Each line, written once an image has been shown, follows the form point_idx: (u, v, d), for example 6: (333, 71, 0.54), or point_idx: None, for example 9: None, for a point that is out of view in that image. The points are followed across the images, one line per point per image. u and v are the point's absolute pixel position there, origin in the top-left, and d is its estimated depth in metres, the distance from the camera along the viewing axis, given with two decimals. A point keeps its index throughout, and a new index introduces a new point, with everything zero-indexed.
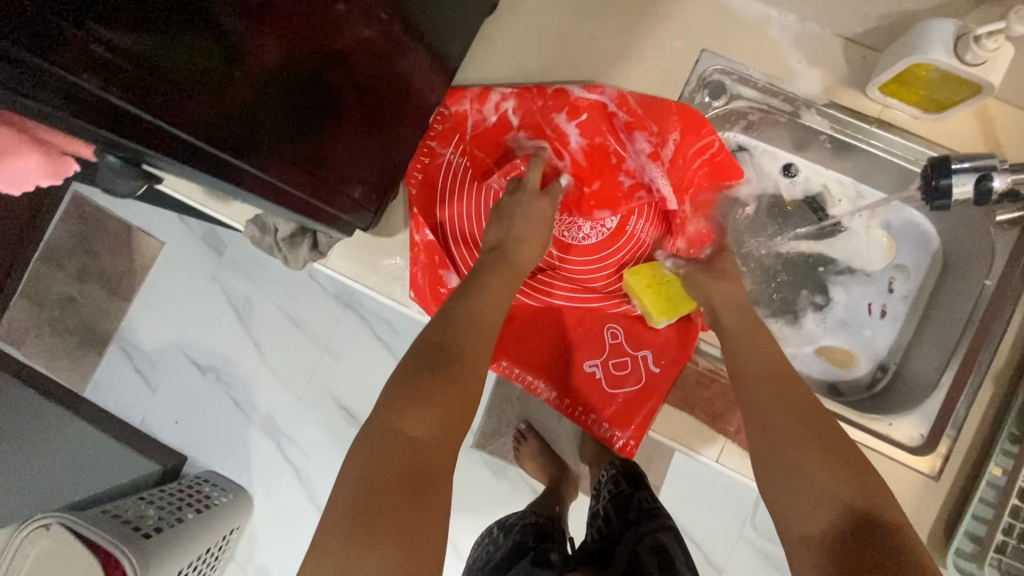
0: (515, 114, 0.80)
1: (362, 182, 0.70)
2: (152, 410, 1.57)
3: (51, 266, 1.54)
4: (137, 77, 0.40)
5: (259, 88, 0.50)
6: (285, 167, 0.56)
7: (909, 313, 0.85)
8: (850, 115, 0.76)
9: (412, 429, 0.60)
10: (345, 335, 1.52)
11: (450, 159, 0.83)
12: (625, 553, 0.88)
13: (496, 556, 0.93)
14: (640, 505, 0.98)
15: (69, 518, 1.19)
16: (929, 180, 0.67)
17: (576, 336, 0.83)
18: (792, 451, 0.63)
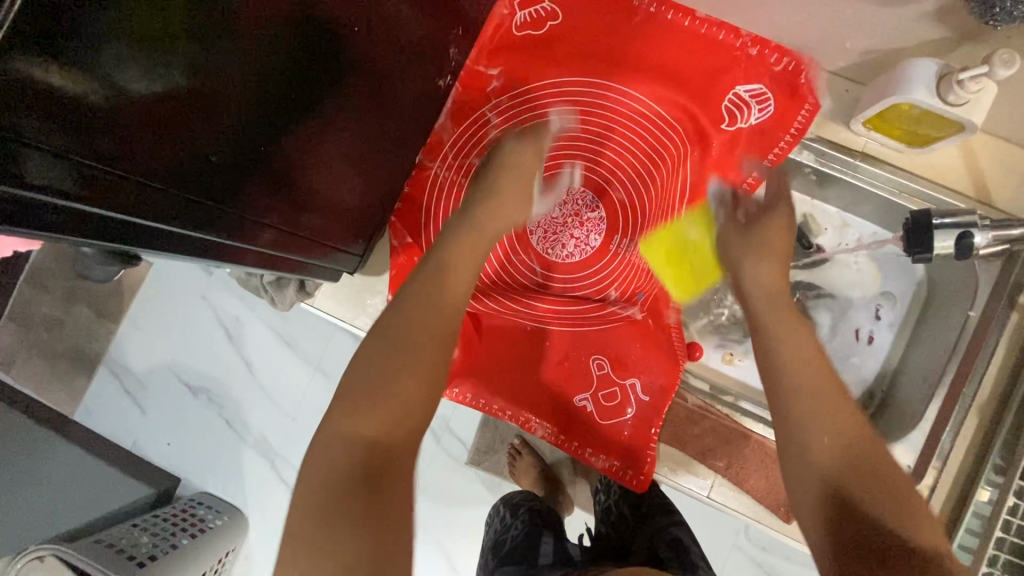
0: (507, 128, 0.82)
1: (346, 232, 0.72)
2: (143, 432, 1.55)
3: (37, 288, 1.52)
4: (126, 187, 0.41)
5: (235, 163, 0.50)
6: (259, 228, 0.56)
7: (895, 340, 0.85)
8: (834, 149, 0.77)
9: (364, 406, 0.58)
10: (338, 353, 1.52)
11: (437, 173, 0.81)
12: (641, 550, 0.93)
13: (511, 541, 0.99)
14: (651, 500, 1.03)
15: (64, 552, 1.20)
16: (912, 233, 0.72)
17: (564, 370, 0.82)
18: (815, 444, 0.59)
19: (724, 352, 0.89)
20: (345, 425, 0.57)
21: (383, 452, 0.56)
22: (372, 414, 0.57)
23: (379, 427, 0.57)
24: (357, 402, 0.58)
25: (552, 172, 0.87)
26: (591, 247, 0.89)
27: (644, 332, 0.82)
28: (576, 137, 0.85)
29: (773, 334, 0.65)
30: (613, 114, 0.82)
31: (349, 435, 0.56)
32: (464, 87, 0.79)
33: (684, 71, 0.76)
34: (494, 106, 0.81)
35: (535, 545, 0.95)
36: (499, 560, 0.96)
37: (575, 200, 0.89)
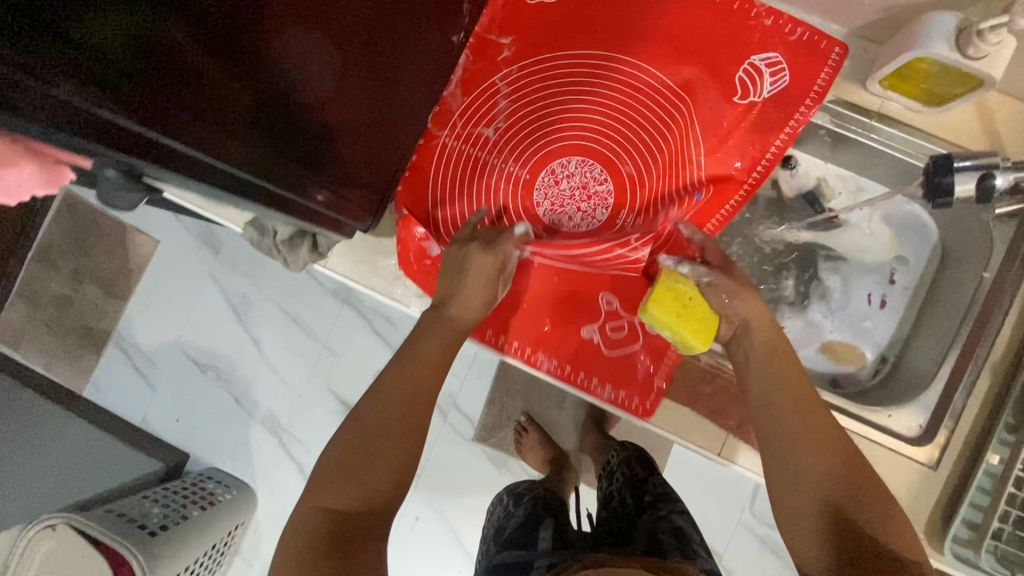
0: (517, 96, 0.79)
1: (370, 188, 0.69)
2: (152, 409, 1.56)
3: (45, 267, 1.53)
4: (124, 87, 0.39)
5: (242, 81, 0.48)
6: (281, 171, 0.56)
7: (908, 304, 0.85)
8: (852, 110, 0.77)
9: (370, 417, 0.70)
10: (345, 330, 1.53)
11: (445, 142, 0.78)
12: (643, 535, 0.91)
13: (511, 527, 1.01)
14: (655, 489, 1.01)
15: (77, 521, 1.18)
16: (931, 178, 0.69)
17: (570, 307, 0.80)
18: (820, 475, 0.67)
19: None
20: (322, 499, 0.66)
21: (352, 525, 0.65)
22: (342, 488, 0.67)
23: (343, 500, 0.66)
24: (332, 477, 0.68)
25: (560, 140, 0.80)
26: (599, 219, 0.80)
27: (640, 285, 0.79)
28: (584, 106, 0.79)
29: (768, 376, 0.72)
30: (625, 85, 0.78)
31: (324, 504, 0.66)
32: (475, 56, 0.77)
33: (695, 50, 0.76)
34: (505, 75, 0.78)
35: (534, 533, 0.94)
36: (499, 547, 0.96)
37: (583, 171, 0.81)
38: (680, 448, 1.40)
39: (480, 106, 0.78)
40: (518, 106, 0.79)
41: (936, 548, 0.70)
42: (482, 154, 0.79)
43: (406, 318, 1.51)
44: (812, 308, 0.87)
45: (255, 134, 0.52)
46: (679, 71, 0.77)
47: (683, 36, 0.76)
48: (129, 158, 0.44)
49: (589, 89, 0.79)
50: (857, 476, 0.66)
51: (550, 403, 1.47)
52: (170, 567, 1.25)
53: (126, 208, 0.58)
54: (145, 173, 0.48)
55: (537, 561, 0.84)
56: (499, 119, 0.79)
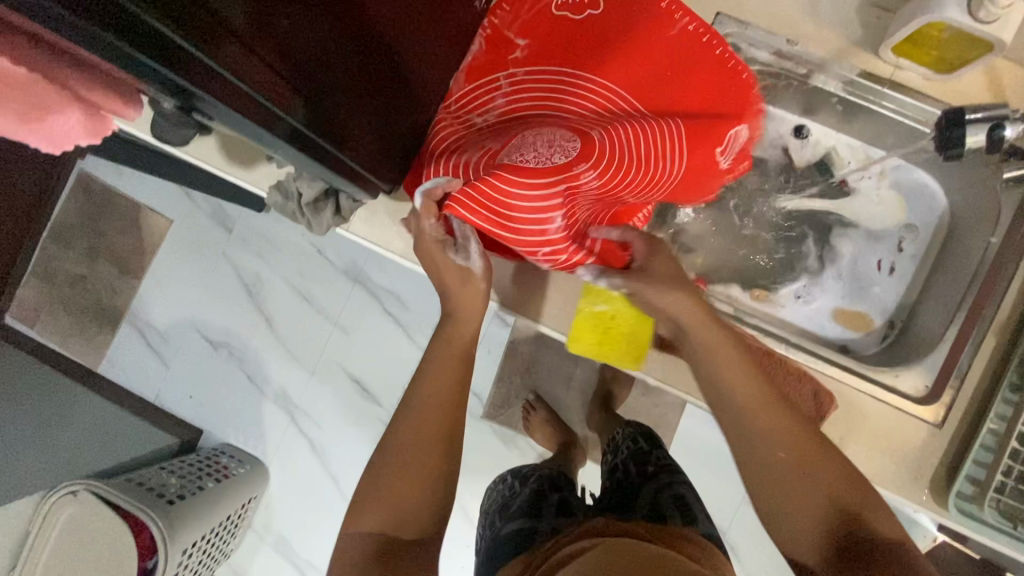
0: (517, 92, 0.72)
1: (390, 161, 0.70)
2: (166, 386, 1.49)
3: (60, 245, 1.50)
4: (183, 5, 0.39)
5: (288, 20, 0.48)
6: (315, 113, 0.54)
7: (917, 271, 0.88)
8: (864, 78, 0.78)
9: (404, 441, 0.67)
10: (355, 309, 1.47)
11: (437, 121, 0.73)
12: (645, 502, 0.87)
13: (514, 502, 0.92)
14: (658, 460, 0.98)
15: (97, 487, 1.17)
16: (944, 131, 0.73)
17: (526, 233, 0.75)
18: (797, 470, 0.62)
19: (753, 290, 0.90)
20: (360, 523, 0.64)
21: (399, 548, 0.63)
22: (379, 510, 0.64)
23: (384, 522, 0.64)
24: (367, 498, 0.65)
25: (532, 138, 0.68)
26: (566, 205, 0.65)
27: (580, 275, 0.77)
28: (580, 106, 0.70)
29: (708, 365, 0.67)
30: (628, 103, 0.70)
31: (363, 528, 0.64)
32: (488, 46, 0.73)
33: (699, 90, 0.71)
34: (511, 74, 0.72)
35: (540, 501, 0.88)
36: (503, 520, 0.88)
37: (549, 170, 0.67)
38: (686, 426, 1.41)
39: (478, 96, 0.73)
40: (513, 106, 0.72)
41: (942, 504, 0.72)
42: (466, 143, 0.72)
43: (418, 296, 1.45)
44: (824, 275, 0.90)
45: (297, 78, 0.51)
46: (679, 104, 0.71)
47: (695, 71, 0.70)
48: (181, 81, 0.43)
49: (588, 92, 0.70)
50: (835, 465, 0.62)
51: (557, 380, 1.48)
52: (189, 532, 1.21)
53: (179, 139, 0.63)
54: (198, 106, 0.49)
55: (540, 529, 0.79)
56: (493, 112, 0.73)
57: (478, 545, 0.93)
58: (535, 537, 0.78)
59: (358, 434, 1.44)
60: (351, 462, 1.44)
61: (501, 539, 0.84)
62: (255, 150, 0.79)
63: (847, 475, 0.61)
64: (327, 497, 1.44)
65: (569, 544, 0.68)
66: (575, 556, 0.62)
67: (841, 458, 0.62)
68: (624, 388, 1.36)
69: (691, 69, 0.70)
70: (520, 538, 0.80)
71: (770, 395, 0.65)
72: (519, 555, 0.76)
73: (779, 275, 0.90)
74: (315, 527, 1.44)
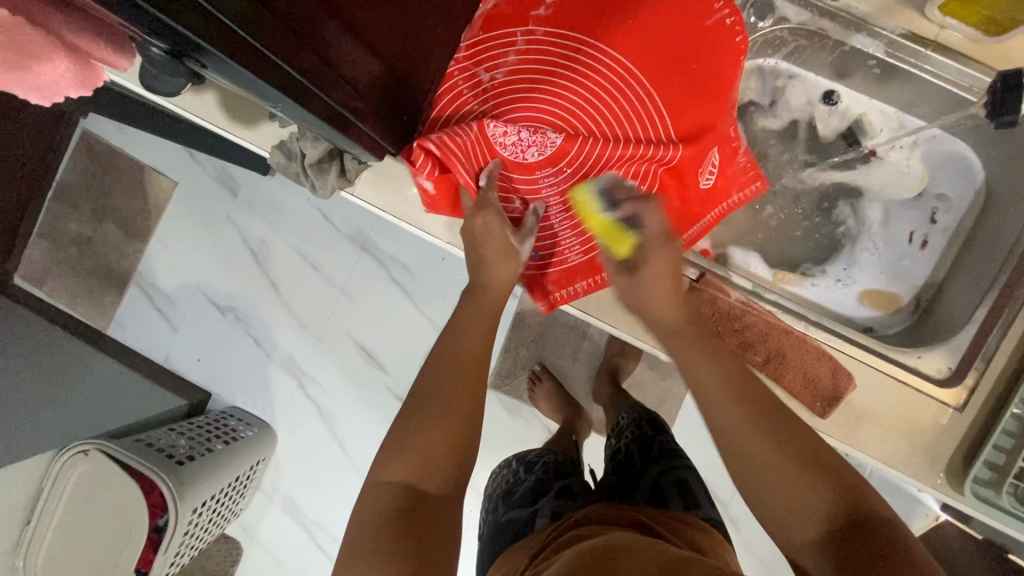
0: (532, 56, 0.70)
1: (395, 127, 0.67)
2: (174, 348, 1.49)
3: (64, 206, 1.47)
4: None
5: None
6: (321, 73, 0.51)
7: (948, 247, 0.85)
8: (905, 38, 0.77)
9: (446, 390, 0.69)
10: (362, 276, 1.45)
11: (452, 75, 0.70)
12: (647, 486, 0.84)
13: (518, 490, 0.88)
14: (660, 444, 0.94)
15: (106, 447, 1.16)
16: (996, 101, 0.70)
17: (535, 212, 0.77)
18: (790, 481, 0.60)
19: (778, 270, 0.87)
20: (386, 472, 0.64)
21: (425, 500, 0.63)
22: (406, 461, 0.65)
23: (411, 473, 0.64)
24: (397, 448, 0.66)
25: (539, 114, 0.69)
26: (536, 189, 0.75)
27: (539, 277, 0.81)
28: (576, 87, 0.70)
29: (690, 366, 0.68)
30: (634, 92, 0.71)
31: (393, 478, 0.64)
32: None
33: (700, 111, 0.73)
34: (529, 31, 0.70)
35: (545, 490, 0.84)
36: (504, 508, 0.86)
37: (543, 147, 0.71)
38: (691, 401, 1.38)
39: (490, 49, 0.70)
40: (521, 67, 0.70)
41: (958, 488, 0.70)
42: (475, 110, 0.70)
43: (425, 264, 1.43)
44: (854, 251, 0.88)
45: (301, 31, 0.49)
46: (678, 112, 0.72)
47: (713, 76, 0.73)
48: (186, 33, 0.41)
49: (591, 74, 0.70)
50: (826, 470, 0.60)
51: (563, 353, 1.45)
52: (201, 494, 1.21)
53: (172, 91, 0.58)
54: (202, 59, 0.46)
55: (539, 515, 0.78)
56: (501, 70, 0.70)
57: (481, 527, 0.91)
58: (534, 524, 0.77)
59: (365, 400, 1.45)
60: (362, 429, 1.45)
61: (502, 524, 0.82)
62: (256, 108, 0.76)
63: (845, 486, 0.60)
64: (336, 461, 1.45)
65: (569, 532, 0.67)
66: (575, 542, 0.61)
67: (840, 464, 0.62)
68: (631, 361, 1.36)
69: (703, 83, 0.72)
70: (520, 524, 0.79)
71: (762, 406, 0.64)
72: (519, 539, 0.76)
73: (798, 248, 0.88)
74: (319, 488, 1.46)
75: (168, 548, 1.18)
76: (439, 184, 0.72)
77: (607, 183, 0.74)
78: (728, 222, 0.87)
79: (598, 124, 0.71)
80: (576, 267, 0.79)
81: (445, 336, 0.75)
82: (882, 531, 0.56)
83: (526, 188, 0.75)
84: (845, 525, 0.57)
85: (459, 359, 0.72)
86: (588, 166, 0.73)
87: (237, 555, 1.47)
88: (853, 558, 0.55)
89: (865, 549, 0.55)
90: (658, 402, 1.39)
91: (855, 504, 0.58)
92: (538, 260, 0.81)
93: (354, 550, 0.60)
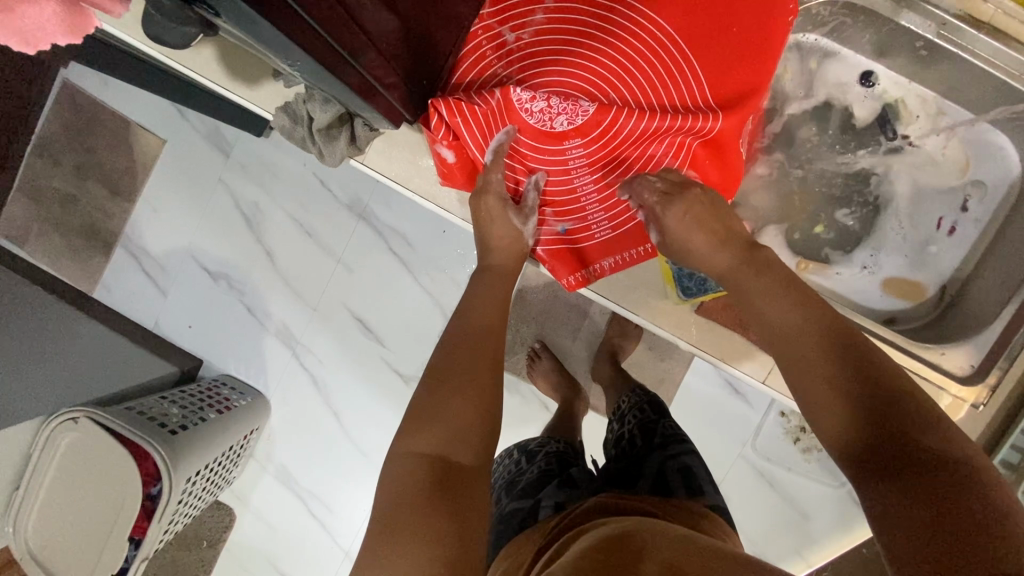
0: (562, 14, 0.65)
1: (411, 91, 0.63)
2: (164, 313, 1.44)
3: (46, 161, 1.39)
4: None
5: None
6: (346, 32, 0.49)
7: (979, 236, 0.83)
8: (956, 18, 0.74)
9: (469, 365, 0.65)
10: (361, 246, 1.40)
11: (477, 36, 0.66)
12: (650, 474, 0.82)
13: (521, 481, 0.86)
14: (665, 430, 0.91)
15: (95, 414, 1.13)
16: None
17: (559, 188, 0.72)
18: (816, 400, 0.53)
19: (801, 258, 0.84)
20: (416, 441, 0.59)
21: (455, 472, 0.58)
22: (437, 431, 0.60)
23: (442, 444, 0.59)
24: (425, 417, 0.61)
25: (570, 76, 0.64)
26: (559, 159, 0.69)
27: (565, 252, 0.76)
28: (609, 52, 0.65)
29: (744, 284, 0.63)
30: (673, 62, 0.66)
31: (419, 448, 0.59)
32: None
33: (743, 77, 0.68)
34: None
35: (550, 482, 0.82)
36: (507, 499, 0.84)
37: (574, 112, 0.64)
38: (690, 382, 1.37)
39: (517, 6, 0.65)
40: (551, 27, 0.65)
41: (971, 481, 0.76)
42: (500, 69, 0.66)
43: (426, 237, 1.39)
44: (884, 235, 0.86)
45: None
46: (718, 85, 0.67)
47: (759, 46, 0.67)
48: None
49: (626, 39, 0.65)
50: (884, 403, 0.50)
51: (565, 330, 1.42)
52: (194, 464, 1.18)
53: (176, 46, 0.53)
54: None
55: (543, 505, 0.77)
56: (528, 29, 0.65)
57: None
58: (537, 515, 0.76)
59: (361, 372, 1.42)
60: (358, 401, 1.43)
61: (505, 515, 0.81)
62: (258, 66, 0.70)
63: (871, 386, 0.51)
64: (330, 431, 1.43)
65: (581, 520, 0.65)
66: (591, 529, 0.60)
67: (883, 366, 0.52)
68: (632, 341, 1.34)
69: (748, 54, 0.67)
70: (523, 515, 0.78)
71: (831, 338, 0.55)
72: (522, 531, 0.74)
73: (822, 234, 0.86)
74: (313, 457, 1.44)
75: (163, 517, 1.15)
76: (459, 153, 0.69)
77: (640, 157, 0.69)
78: (753, 205, 0.84)
79: (632, 93, 0.66)
80: (605, 242, 0.74)
81: (459, 314, 0.71)
82: (928, 438, 0.47)
83: (551, 159, 0.69)
84: (876, 427, 0.49)
85: (485, 334, 0.69)
86: (622, 138, 0.67)
87: (230, 521, 1.46)
88: (879, 467, 0.48)
89: (894, 461, 0.47)
90: (657, 382, 1.38)
91: (895, 432, 0.48)
92: (563, 234, 0.76)
93: (385, 531, 0.54)
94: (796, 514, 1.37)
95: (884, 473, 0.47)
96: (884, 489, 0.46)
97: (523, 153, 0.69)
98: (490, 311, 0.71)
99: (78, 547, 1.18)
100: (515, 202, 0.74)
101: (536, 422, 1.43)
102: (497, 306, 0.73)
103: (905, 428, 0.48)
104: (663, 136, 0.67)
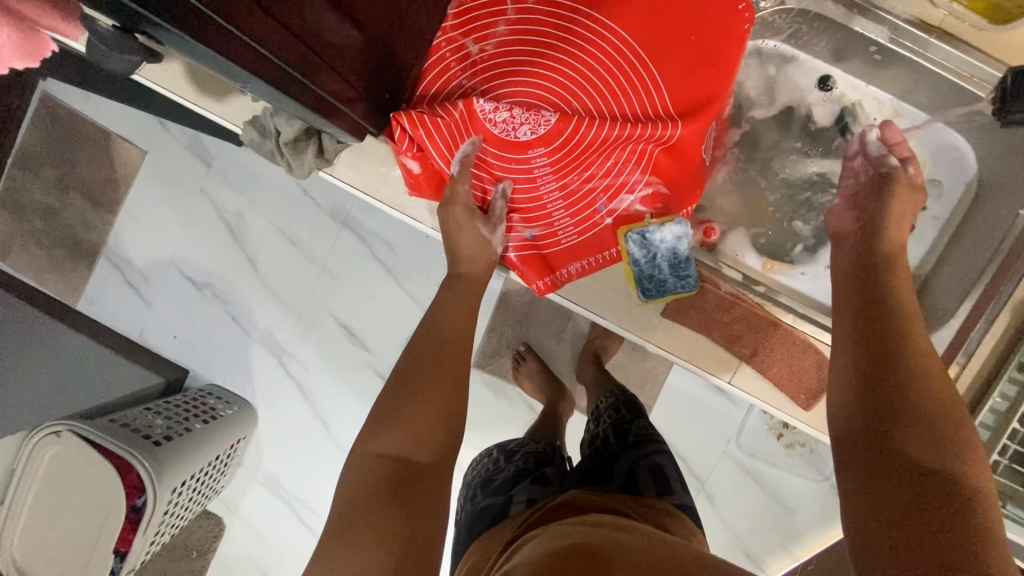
0: (525, 26, 0.68)
1: (377, 107, 0.64)
2: (150, 324, 1.44)
3: (26, 173, 1.39)
4: None
5: None
6: (303, 55, 0.51)
7: (937, 234, 0.86)
8: (909, 23, 0.76)
9: (435, 370, 0.66)
10: (345, 253, 1.40)
11: (442, 49, 0.68)
12: (621, 472, 0.83)
13: (496, 479, 0.87)
14: (639, 430, 0.93)
15: (77, 426, 1.13)
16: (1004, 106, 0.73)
17: (525, 196, 0.73)
18: (848, 381, 0.59)
19: (767, 259, 0.87)
20: (380, 443, 0.60)
21: (416, 474, 0.59)
22: (400, 433, 0.61)
23: (404, 447, 0.60)
24: (388, 419, 0.62)
25: (533, 87, 0.67)
26: (525, 168, 0.71)
27: (534, 259, 0.76)
28: (570, 63, 0.68)
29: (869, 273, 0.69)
30: (632, 71, 0.68)
31: (384, 450, 0.60)
32: None
33: (703, 85, 0.69)
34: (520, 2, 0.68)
35: (522, 480, 0.83)
36: (481, 495, 0.85)
37: (538, 121, 0.67)
38: (673, 382, 1.39)
39: (480, 18, 0.67)
40: (512, 38, 0.67)
41: None
42: (464, 79, 0.68)
43: (409, 243, 1.39)
44: None
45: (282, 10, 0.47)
46: (679, 93, 0.69)
47: (720, 54, 0.69)
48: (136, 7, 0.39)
49: (586, 50, 0.68)
50: (910, 398, 0.54)
51: (550, 332, 1.43)
52: (178, 474, 1.18)
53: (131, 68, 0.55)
54: (154, 31, 0.44)
55: (515, 501, 0.78)
56: (491, 40, 0.67)
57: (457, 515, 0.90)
58: (508, 510, 0.77)
59: (347, 378, 1.43)
60: (345, 407, 1.43)
61: (478, 511, 0.82)
62: (226, 81, 0.71)
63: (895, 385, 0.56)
64: (317, 438, 1.44)
65: (546, 518, 0.66)
66: (550, 527, 0.61)
67: (914, 383, 0.55)
68: (615, 342, 1.35)
69: (708, 61, 0.68)
70: (496, 509, 0.79)
71: (869, 354, 0.59)
72: (493, 525, 0.75)
73: (790, 235, 0.87)
74: (301, 464, 1.44)
75: (148, 529, 1.15)
76: (425, 164, 0.70)
77: (604, 163, 0.71)
78: (720, 207, 0.86)
79: (593, 102, 0.68)
80: (572, 248, 0.74)
81: (428, 319, 0.72)
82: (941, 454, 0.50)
83: (517, 167, 0.71)
84: (880, 418, 0.54)
85: (452, 340, 0.69)
86: (585, 146, 0.69)
87: (220, 531, 1.46)
88: (871, 456, 0.53)
89: (888, 459, 0.51)
90: (641, 381, 1.40)
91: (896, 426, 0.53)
92: (531, 241, 0.76)
93: (344, 531, 0.54)
94: (783, 510, 1.39)
95: (880, 465, 0.51)
96: (867, 474, 0.52)
97: (489, 162, 0.71)
98: (458, 317, 0.73)
99: (62, 561, 1.18)
100: (483, 211, 0.75)
101: (522, 424, 1.44)
102: (466, 312, 0.74)
103: (912, 432, 0.52)
104: (625, 143, 0.69)
